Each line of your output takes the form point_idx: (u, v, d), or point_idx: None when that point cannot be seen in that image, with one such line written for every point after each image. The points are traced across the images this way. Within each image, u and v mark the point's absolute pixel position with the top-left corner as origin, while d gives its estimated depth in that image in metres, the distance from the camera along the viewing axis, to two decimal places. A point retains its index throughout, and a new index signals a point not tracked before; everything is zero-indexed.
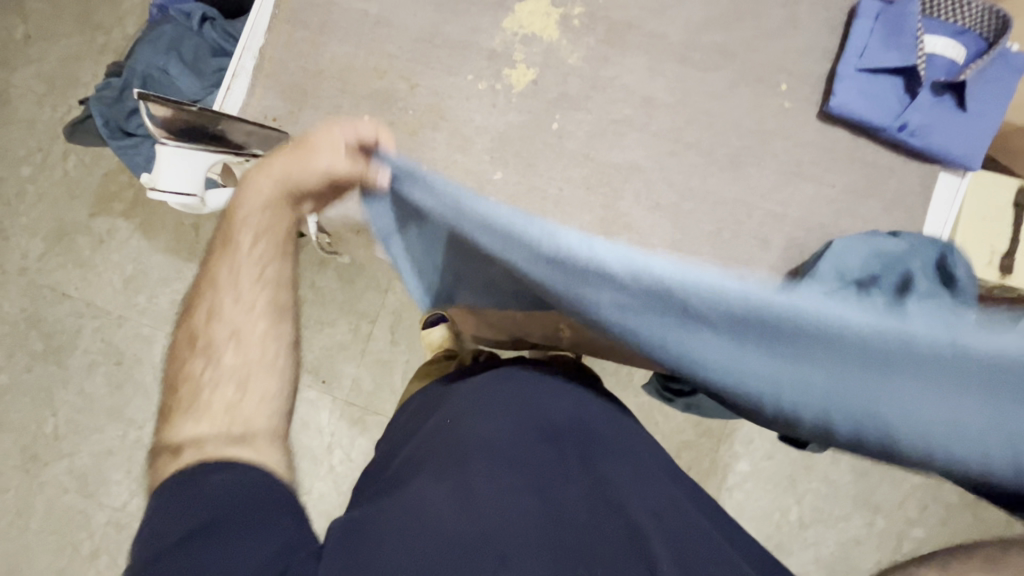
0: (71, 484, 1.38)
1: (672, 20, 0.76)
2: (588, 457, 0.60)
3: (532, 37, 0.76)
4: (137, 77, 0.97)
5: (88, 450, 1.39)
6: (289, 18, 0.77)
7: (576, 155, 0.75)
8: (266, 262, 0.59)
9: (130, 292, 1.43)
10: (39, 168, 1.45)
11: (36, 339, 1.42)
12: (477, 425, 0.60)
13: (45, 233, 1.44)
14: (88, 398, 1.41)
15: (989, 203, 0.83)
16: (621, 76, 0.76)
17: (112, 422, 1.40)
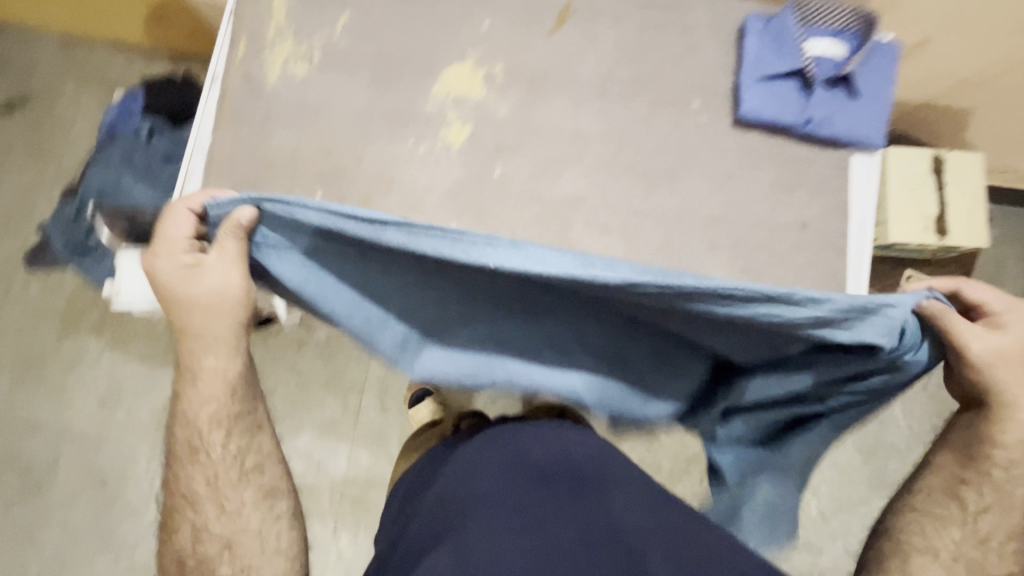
0: None
1: (588, 62, 0.83)
2: (576, 487, 0.66)
3: (461, 97, 0.82)
4: (93, 194, 1.01)
5: None
6: (232, 116, 0.81)
7: (525, 193, 0.80)
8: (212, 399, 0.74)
9: (106, 410, 1.43)
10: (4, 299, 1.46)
11: (12, 478, 1.41)
12: (499, 480, 0.66)
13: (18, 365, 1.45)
14: (71, 530, 1.38)
15: (900, 182, 1.15)
16: (551, 118, 0.82)
17: (102, 551, 1.38)
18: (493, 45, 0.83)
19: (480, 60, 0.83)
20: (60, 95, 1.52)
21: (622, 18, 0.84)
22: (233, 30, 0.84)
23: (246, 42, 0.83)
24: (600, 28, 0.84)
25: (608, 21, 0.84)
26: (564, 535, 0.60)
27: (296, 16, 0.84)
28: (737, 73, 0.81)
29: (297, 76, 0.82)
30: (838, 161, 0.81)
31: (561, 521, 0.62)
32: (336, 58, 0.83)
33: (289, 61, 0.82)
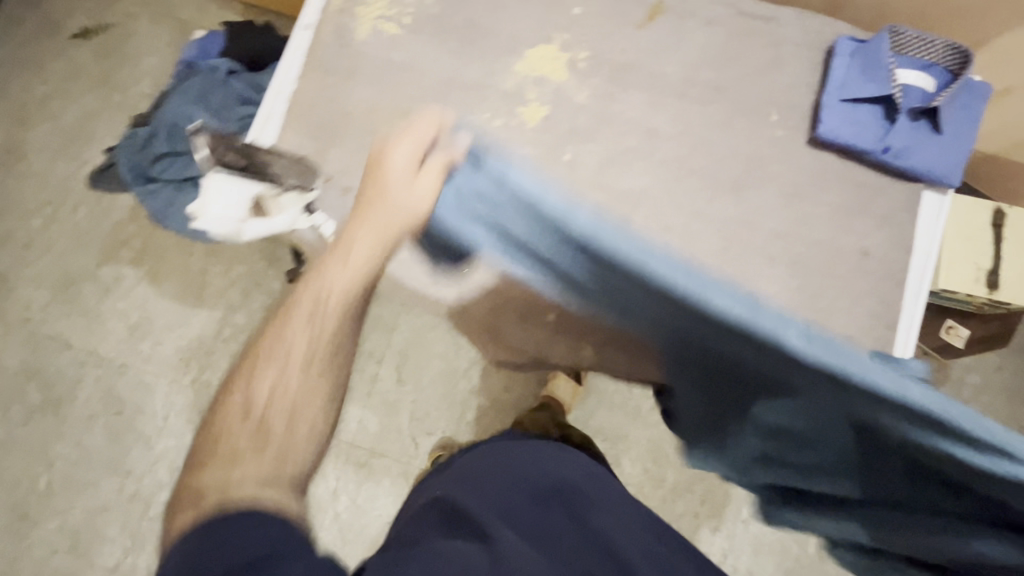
0: (61, 542, 1.55)
1: (671, 61, 0.83)
2: (571, 506, 0.65)
3: (542, 79, 0.83)
4: (165, 125, 1.04)
5: (83, 503, 1.56)
6: (319, 66, 0.82)
7: (589, 183, 0.80)
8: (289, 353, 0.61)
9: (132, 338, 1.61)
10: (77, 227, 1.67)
11: (34, 393, 1.62)
12: (485, 470, 0.68)
13: (73, 290, 1.64)
14: (85, 450, 1.60)
15: (954, 231, 1.14)
16: (627, 111, 0.83)
17: (110, 476, 1.58)
18: (580, 31, 0.84)
19: (565, 44, 0.83)
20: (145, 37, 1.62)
21: (711, 23, 0.84)
22: None
23: None
24: (688, 30, 0.84)
25: (699, 24, 0.84)
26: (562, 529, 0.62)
27: None
28: (820, 93, 0.81)
29: (385, 36, 0.83)
30: (908, 195, 0.81)
31: (560, 531, 0.62)
32: (425, 22, 0.84)
33: (380, 20, 0.84)
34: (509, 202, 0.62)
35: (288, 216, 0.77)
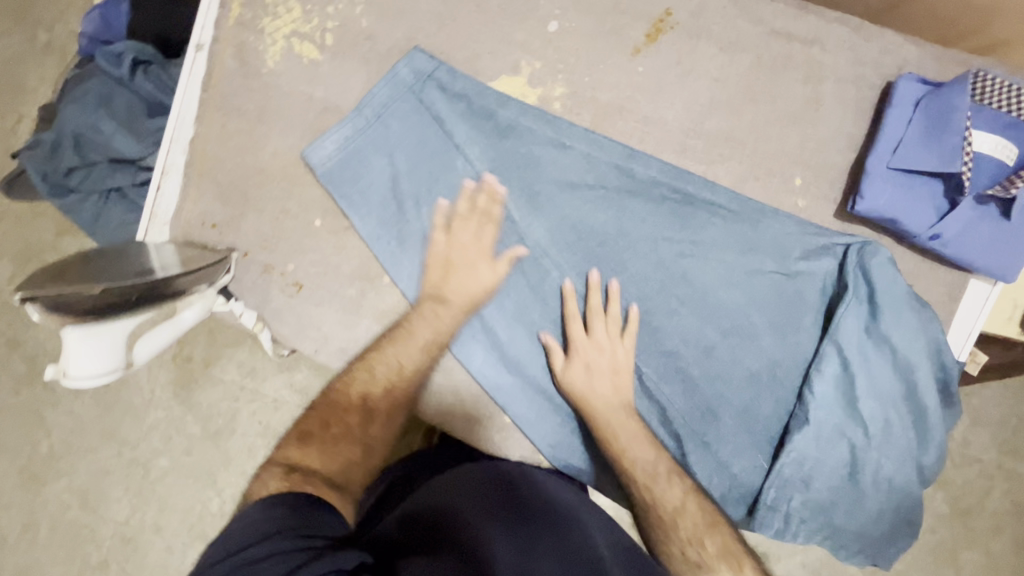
0: (71, 500, 1.09)
1: (673, 101, 0.64)
2: (560, 528, 0.54)
3: (511, 120, 0.64)
4: (68, 136, 0.88)
5: (86, 470, 1.09)
6: (222, 106, 0.65)
7: (553, 266, 0.66)
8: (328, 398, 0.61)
9: None
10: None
11: (16, 363, 1.10)
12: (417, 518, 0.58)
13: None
14: (78, 419, 1.10)
15: None
16: (611, 169, 0.65)
17: (107, 443, 1.09)
18: (556, 57, 0.64)
19: (536, 77, 0.64)
20: None
21: (731, 48, 0.64)
22: None
23: (240, 6, 0.65)
24: (700, 56, 0.64)
25: (714, 48, 0.64)
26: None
27: None
28: (864, 153, 0.63)
29: (303, 63, 0.65)
30: (945, 286, 0.66)
31: (535, 539, 0.52)
32: (352, 42, 0.64)
33: (294, 39, 0.65)
34: (474, 234, 0.66)
35: (197, 309, 0.61)
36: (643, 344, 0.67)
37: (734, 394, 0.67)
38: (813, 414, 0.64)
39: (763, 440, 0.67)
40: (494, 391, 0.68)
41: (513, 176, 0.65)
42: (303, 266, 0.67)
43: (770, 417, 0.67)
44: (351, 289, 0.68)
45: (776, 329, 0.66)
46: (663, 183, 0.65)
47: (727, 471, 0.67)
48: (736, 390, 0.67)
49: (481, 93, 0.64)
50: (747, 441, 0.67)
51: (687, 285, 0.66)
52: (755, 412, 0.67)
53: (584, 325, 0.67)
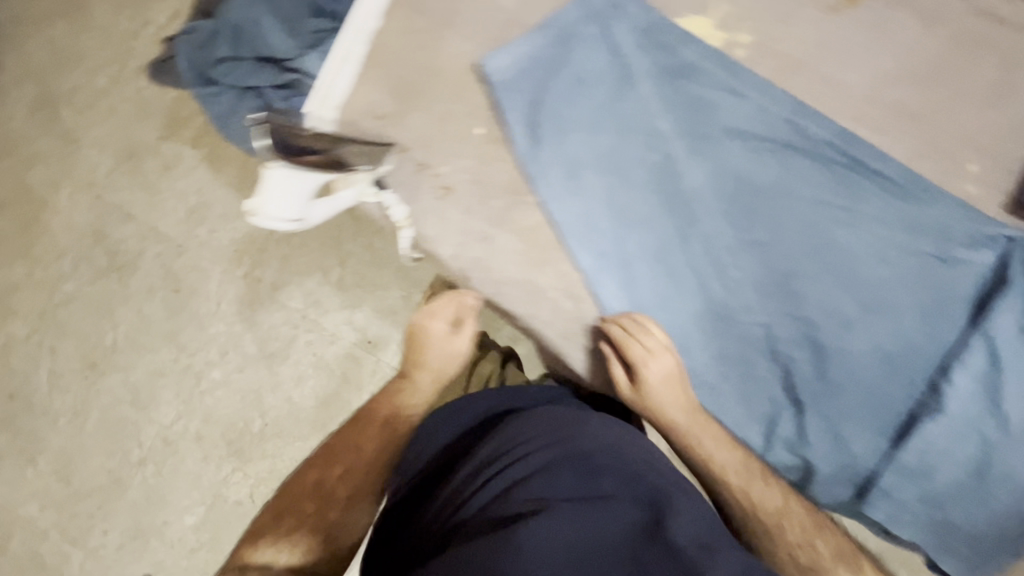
0: (117, 398, 1.08)
1: (859, 65, 0.63)
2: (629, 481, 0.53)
3: (693, 58, 0.64)
4: (228, 26, 0.92)
5: (139, 370, 1.08)
6: (410, 3, 0.67)
7: (703, 212, 0.66)
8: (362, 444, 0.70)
9: (190, 223, 1.10)
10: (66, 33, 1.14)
11: (93, 254, 1.10)
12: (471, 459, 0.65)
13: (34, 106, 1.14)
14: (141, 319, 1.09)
15: None
16: (784, 123, 0.64)
17: (166, 346, 1.08)
18: (748, 3, 0.64)
19: (725, 20, 0.64)
20: None
21: (928, 21, 0.63)
22: None
23: None
24: (895, 24, 0.63)
25: (910, 19, 0.63)
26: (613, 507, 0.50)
27: None
28: None
29: None
30: None
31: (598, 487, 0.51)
32: None
33: None
34: (631, 166, 0.66)
35: (354, 191, 0.63)
36: (778, 306, 0.66)
37: (867, 372, 0.65)
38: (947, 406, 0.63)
39: (887, 423, 0.65)
40: (619, 326, 0.68)
41: (681, 115, 0.65)
42: (458, 171, 0.68)
43: (899, 402, 0.65)
44: (499, 202, 0.68)
45: (925, 313, 0.64)
46: (834, 146, 0.64)
47: (844, 447, 0.66)
48: (868, 368, 0.66)
49: (667, 27, 0.64)
50: (871, 422, 0.66)
51: (837, 254, 0.65)
52: (886, 395, 0.65)
53: (723, 278, 0.67)
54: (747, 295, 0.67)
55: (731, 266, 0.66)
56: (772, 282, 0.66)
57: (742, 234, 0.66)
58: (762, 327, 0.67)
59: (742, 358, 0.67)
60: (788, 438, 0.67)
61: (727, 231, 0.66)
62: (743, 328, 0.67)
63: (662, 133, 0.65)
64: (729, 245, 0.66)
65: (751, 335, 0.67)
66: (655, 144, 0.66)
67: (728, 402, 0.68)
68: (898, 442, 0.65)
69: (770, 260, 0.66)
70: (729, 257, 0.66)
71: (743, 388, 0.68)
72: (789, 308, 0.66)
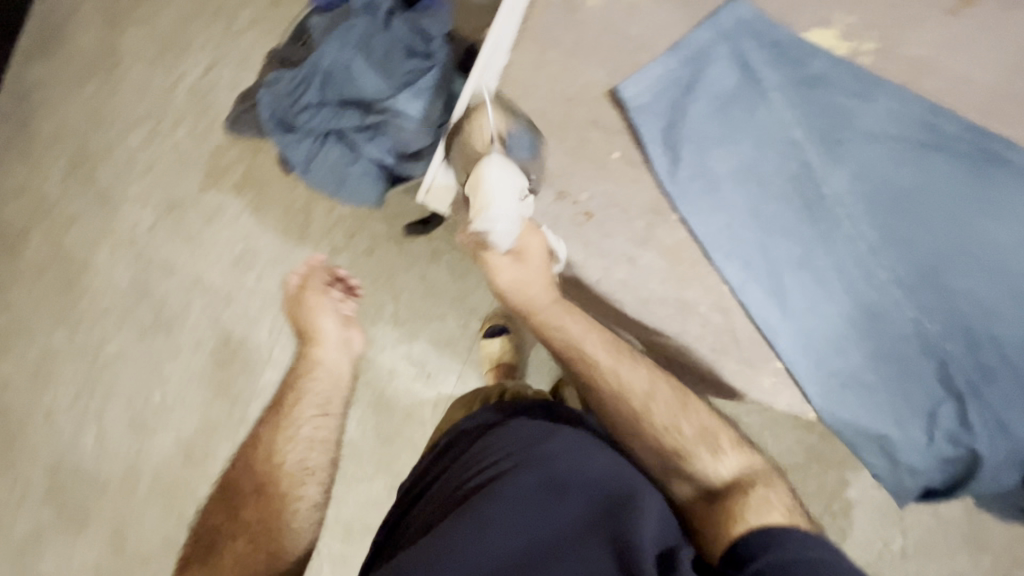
0: (176, 453, 1.08)
1: (983, 62, 0.66)
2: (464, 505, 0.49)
3: (824, 67, 0.67)
4: (318, 72, 0.93)
5: (196, 423, 1.08)
6: (540, 36, 0.69)
7: (845, 214, 0.68)
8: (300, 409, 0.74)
9: (238, 272, 1.09)
10: (99, 93, 1.14)
11: (142, 311, 1.10)
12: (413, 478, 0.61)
13: (61, 169, 1.12)
14: (197, 373, 1.09)
15: None
16: (917, 124, 0.66)
17: (221, 396, 1.08)
18: (870, 14, 0.67)
19: (850, 31, 0.67)
20: None
21: None
22: None
23: None
24: (1013, 22, 0.66)
25: None
26: (557, 520, 0.47)
27: None
28: None
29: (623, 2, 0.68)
30: None
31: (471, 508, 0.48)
32: None
33: None
34: (771, 177, 0.68)
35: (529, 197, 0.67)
36: (926, 299, 0.68)
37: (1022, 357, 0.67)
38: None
39: None
40: (773, 335, 0.68)
41: (817, 122, 0.67)
42: (596, 196, 0.69)
43: None
44: (640, 222, 0.69)
45: None
46: (969, 140, 0.66)
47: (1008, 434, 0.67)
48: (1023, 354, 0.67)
49: (797, 41, 0.67)
50: None
51: (981, 244, 0.67)
52: None
53: (869, 278, 0.68)
54: (895, 292, 0.68)
55: (877, 265, 0.68)
56: (918, 277, 0.68)
57: (885, 234, 0.68)
58: (912, 322, 0.68)
59: (895, 354, 0.69)
60: (948, 429, 0.68)
61: (869, 232, 0.68)
62: (895, 325, 0.68)
63: (800, 143, 0.67)
64: (872, 246, 0.68)
65: (900, 330, 0.68)
66: (794, 154, 0.67)
67: (887, 398, 0.69)
68: None
69: (914, 256, 0.68)
70: (874, 257, 0.68)
71: (899, 384, 0.69)
72: (938, 302, 0.68)
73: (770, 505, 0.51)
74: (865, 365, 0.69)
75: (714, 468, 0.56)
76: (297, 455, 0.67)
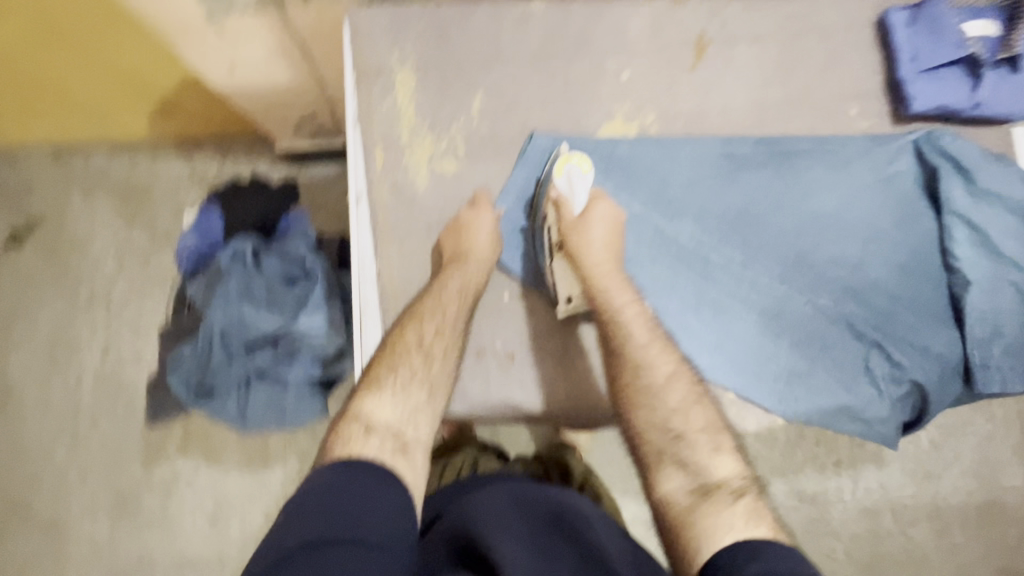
0: None
1: (736, 90, 0.80)
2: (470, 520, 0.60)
3: (623, 149, 0.78)
4: (216, 335, 0.95)
5: None
6: (393, 235, 0.76)
7: (708, 250, 0.78)
8: (452, 296, 0.71)
9: (218, 533, 1.09)
10: (15, 431, 1.15)
11: None
12: (383, 497, 0.53)
13: (8, 522, 1.11)
14: None
15: None
16: (714, 159, 0.79)
17: None
18: (637, 95, 0.79)
19: (628, 114, 0.79)
20: (64, 207, 1.24)
21: (760, 40, 0.81)
22: (364, 138, 0.76)
23: (383, 153, 0.76)
24: (740, 53, 0.80)
25: (748, 45, 0.80)
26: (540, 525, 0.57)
27: (425, 108, 0.77)
28: (888, 72, 0.81)
29: (447, 176, 0.77)
30: (997, 142, 0.81)
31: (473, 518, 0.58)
32: (481, 146, 0.77)
33: (435, 160, 0.77)
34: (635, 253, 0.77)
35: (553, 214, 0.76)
36: (807, 281, 0.78)
37: (897, 288, 0.78)
38: (970, 273, 0.75)
39: (941, 316, 0.77)
40: (712, 374, 0.74)
41: (645, 194, 0.78)
42: (507, 337, 0.75)
43: (934, 296, 0.77)
44: (555, 339, 0.75)
45: (897, 224, 0.79)
46: (761, 151, 0.79)
47: (929, 353, 0.76)
48: (898, 284, 0.78)
49: (596, 140, 0.78)
50: (932, 322, 0.76)
51: (815, 220, 0.79)
52: (922, 295, 0.77)
53: (755, 288, 0.77)
54: (781, 288, 0.77)
55: (755, 275, 0.77)
56: (790, 268, 0.78)
57: (746, 248, 0.78)
58: (807, 304, 0.77)
59: (811, 335, 0.77)
60: (887, 372, 0.76)
61: (734, 253, 0.78)
62: (797, 313, 0.77)
63: (641, 215, 0.78)
64: (743, 262, 0.77)
65: (803, 315, 0.77)
66: (643, 225, 0.78)
67: (828, 374, 0.76)
68: (958, 325, 0.76)
69: (777, 254, 0.78)
70: (750, 270, 0.77)
71: (830, 358, 0.76)
72: (817, 278, 0.78)
73: (728, 512, 0.52)
74: (796, 357, 0.76)
75: (690, 449, 0.58)
76: (427, 381, 0.65)
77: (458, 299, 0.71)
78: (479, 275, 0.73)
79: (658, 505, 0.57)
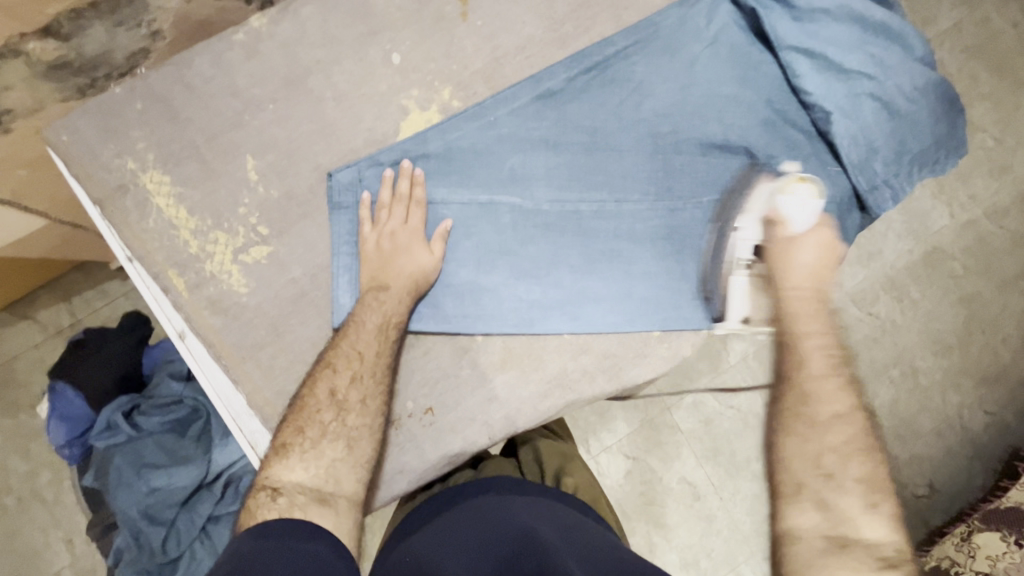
0: None
1: (519, 23, 0.70)
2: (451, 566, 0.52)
3: (435, 141, 0.68)
4: (137, 517, 0.83)
5: None
6: (238, 355, 0.64)
7: (572, 202, 0.70)
8: (364, 339, 0.62)
9: None
10: None
11: None
12: (306, 549, 0.49)
13: None
14: None
15: None
16: (533, 104, 0.70)
17: None
18: (421, 75, 0.68)
19: (422, 100, 0.68)
20: None
21: None
22: (149, 270, 0.64)
23: (179, 275, 0.64)
24: None
25: None
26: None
27: (199, 202, 0.64)
28: None
29: (263, 262, 0.65)
30: None
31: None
32: (282, 212, 0.65)
33: (240, 253, 0.65)
34: (504, 242, 0.69)
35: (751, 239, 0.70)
36: (682, 185, 0.72)
37: (768, 147, 0.73)
38: (825, 102, 0.71)
39: (818, 155, 0.73)
40: (632, 325, 0.70)
41: (483, 176, 0.68)
42: (416, 394, 0.67)
43: (803, 139, 0.73)
44: (464, 367, 0.68)
45: (742, 83, 0.73)
46: (576, 75, 0.71)
47: (819, 200, 0.73)
48: (768, 143, 0.73)
49: (404, 145, 0.67)
50: (813, 165, 0.73)
51: (662, 117, 0.72)
52: (794, 144, 0.73)
53: (635, 217, 0.71)
54: (660, 203, 0.72)
55: (630, 203, 0.71)
56: (660, 180, 0.72)
57: (608, 182, 0.71)
58: (691, 207, 0.72)
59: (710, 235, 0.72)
60: None
61: (599, 193, 0.71)
62: (686, 221, 0.72)
63: (490, 200, 0.69)
64: (613, 197, 0.71)
65: (693, 220, 0.72)
66: (498, 209, 0.69)
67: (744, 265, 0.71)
68: (836, 157, 0.73)
69: (641, 171, 0.71)
70: (623, 203, 0.71)
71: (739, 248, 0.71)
72: (688, 177, 0.72)
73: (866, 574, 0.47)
74: (706, 264, 0.71)
75: (842, 496, 0.52)
76: (342, 436, 0.59)
77: (376, 316, 0.63)
78: (400, 309, 0.64)
79: (779, 538, 0.52)
